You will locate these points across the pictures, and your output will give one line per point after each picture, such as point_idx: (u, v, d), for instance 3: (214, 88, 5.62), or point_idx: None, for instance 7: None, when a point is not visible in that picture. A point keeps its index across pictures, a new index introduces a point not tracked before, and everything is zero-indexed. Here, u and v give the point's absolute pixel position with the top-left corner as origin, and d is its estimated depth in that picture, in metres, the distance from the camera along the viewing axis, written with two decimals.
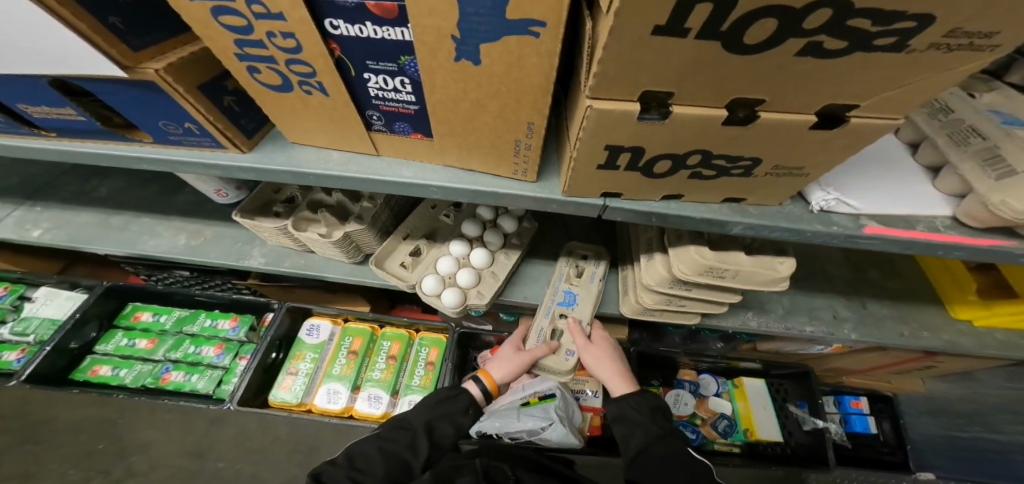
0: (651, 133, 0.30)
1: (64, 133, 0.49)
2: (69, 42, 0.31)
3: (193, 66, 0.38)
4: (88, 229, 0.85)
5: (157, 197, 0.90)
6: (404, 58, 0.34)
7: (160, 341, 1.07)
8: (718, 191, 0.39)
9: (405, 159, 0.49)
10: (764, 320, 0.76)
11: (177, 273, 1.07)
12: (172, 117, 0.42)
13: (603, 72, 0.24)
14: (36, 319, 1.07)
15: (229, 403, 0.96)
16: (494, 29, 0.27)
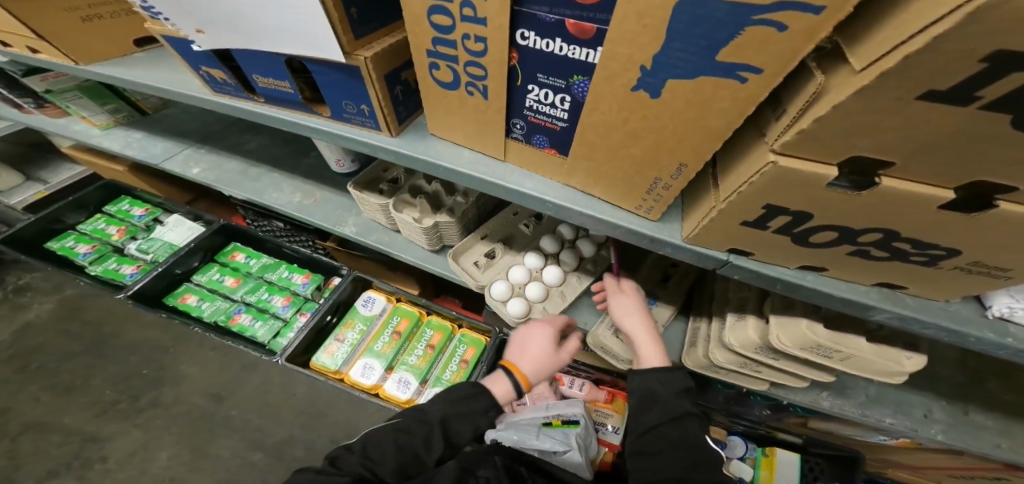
0: (832, 198, 0.29)
1: (268, 100, 0.61)
2: (311, 25, 0.40)
3: (388, 56, 0.47)
4: (232, 174, 1.01)
5: (287, 156, 1.04)
6: (575, 78, 0.37)
7: (242, 282, 1.22)
8: (870, 273, 0.38)
9: (528, 171, 0.52)
10: (838, 403, 0.70)
11: (275, 224, 1.21)
12: (353, 98, 0.51)
13: (815, 129, 0.23)
14: (159, 241, 1.29)
15: (279, 355, 1.01)
16: (692, 69, 0.27)
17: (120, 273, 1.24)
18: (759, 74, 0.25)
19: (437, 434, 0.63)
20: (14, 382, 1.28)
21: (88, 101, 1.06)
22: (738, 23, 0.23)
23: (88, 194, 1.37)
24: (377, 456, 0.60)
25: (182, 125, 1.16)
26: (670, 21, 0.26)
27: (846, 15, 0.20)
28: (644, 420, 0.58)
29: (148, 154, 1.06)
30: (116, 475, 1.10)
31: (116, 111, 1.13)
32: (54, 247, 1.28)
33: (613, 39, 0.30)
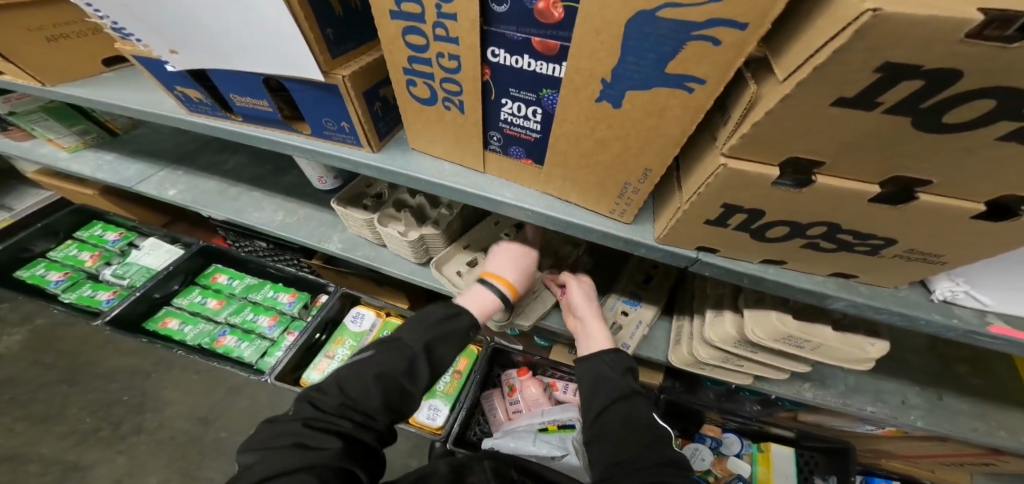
0: (779, 195, 0.31)
1: (247, 118, 0.62)
2: (292, 48, 0.42)
3: (364, 73, 0.49)
4: (209, 194, 1.01)
5: (269, 174, 1.05)
6: (544, 91, 0.39)
7: (225, 303, 1.21)
8: (825, 264, 0.41)
9: (507, 181, 0.54)
10: (821, 393, 0.73)
11: (258, 242, 1.21)
12: (333, 116, 0.53)
13: (753, 133, 0.26)
14: (135, 265, 1.28)
15: (269, 375, 1.01)
16: (646, 81, 0.30)
17: (95, 300, 1.22)
18: (702, 84, 0.27)
19: (422, 360, 0.56)
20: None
21: (53, 122, 1.06)
22: (678, 40, 0.26)
23: (59, 220, 1.36)
24: (360, 396, 0.52)
25: (155, 147, 1.15)
26: (622, 38, 0.28)
27: (766, 30, 0.23)
28: (597, 402, 0.58)
29: (120, 178, 1.05)
30: None
31: (85, 132, 1.12)
32: (24, 275, 1.27)
33: (575, 55, 0.32)
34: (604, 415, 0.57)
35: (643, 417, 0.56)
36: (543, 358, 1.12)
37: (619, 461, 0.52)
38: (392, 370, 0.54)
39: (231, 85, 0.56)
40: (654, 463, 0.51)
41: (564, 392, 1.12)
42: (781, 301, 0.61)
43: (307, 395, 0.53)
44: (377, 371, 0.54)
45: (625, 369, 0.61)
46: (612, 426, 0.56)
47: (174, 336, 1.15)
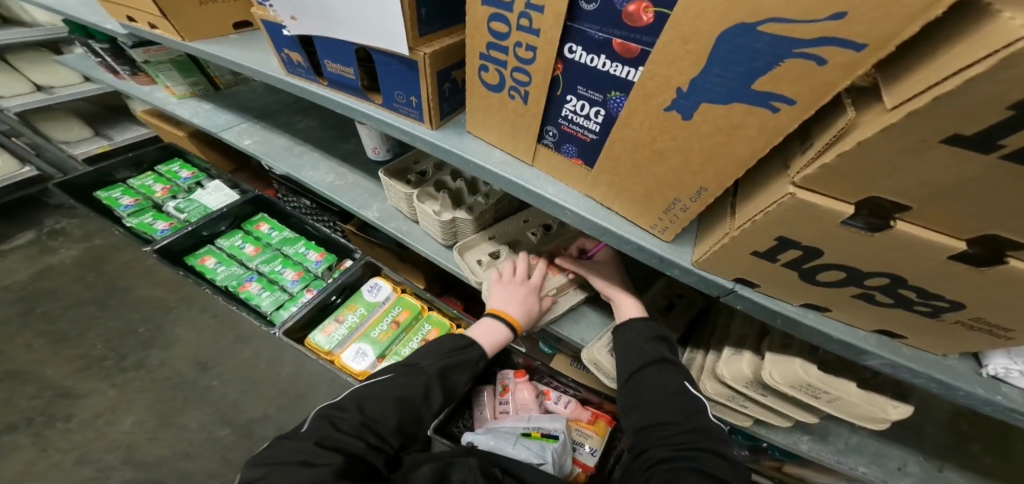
0: (847, 236, 0.30)
1: (332, 84, 0.71)
2: (391, 23, 0.50)
3: (442, 54, 0.55)
4: (277, 149, 1.14)
5: (331, 139, 1.18)
6: (612, 93, 0.40)
7: (260, 251, 1.31)
8: (870, 319, 0.41)
9: (552, 178, 0.56)
10: (817, 447, 0.71)
11: (304, 201, 1.35)
12: (405, 89, 0.60)
13: (836, 162, 0.25)
14: (196, 203, 1.44)
15: (278, 328, 1.07)
16: (725, 94, 0.28)
17: (153, 227, 1.38)
18: (791, 104, 0.25)
19: (437, 387, 0.68)
20: (19, 320, 1.49)
21: (175, 73, 1.26)
22: (773, 56, 0.24)
23: (148, 153, 1.57)
24: (379, 418, 0.61)
25: (246, 103, 1.33)
26: (712, 50, 0.27)
27: (887, 54, 0.20)
28: (627, 366, 0.69)
29: (211, 124, 1.22)
30: (74, 434, 1.25)
31: (195, 84, 1.33)
32: (101, 196, 1.45)
33: (655, 61, 0.32)
34: (635, 379, 0.67)
35: (671, 382, 0.66)
36: (542, 365, 1.19)
37: (646, 420, 0.65)
38: (410, 396, 0.65)
39: (329, 53, 0.66)
40: (680, 430, 0.62)
41: (555, 403, 1.18)
42: (808, 351, 0.61)
43: (326, 413, 0.61)
44: (397, 397, 0.64)
45: (655, 337, 0.69)
46: (643, 387, 0.67)
47: (209, 273, 1.25)
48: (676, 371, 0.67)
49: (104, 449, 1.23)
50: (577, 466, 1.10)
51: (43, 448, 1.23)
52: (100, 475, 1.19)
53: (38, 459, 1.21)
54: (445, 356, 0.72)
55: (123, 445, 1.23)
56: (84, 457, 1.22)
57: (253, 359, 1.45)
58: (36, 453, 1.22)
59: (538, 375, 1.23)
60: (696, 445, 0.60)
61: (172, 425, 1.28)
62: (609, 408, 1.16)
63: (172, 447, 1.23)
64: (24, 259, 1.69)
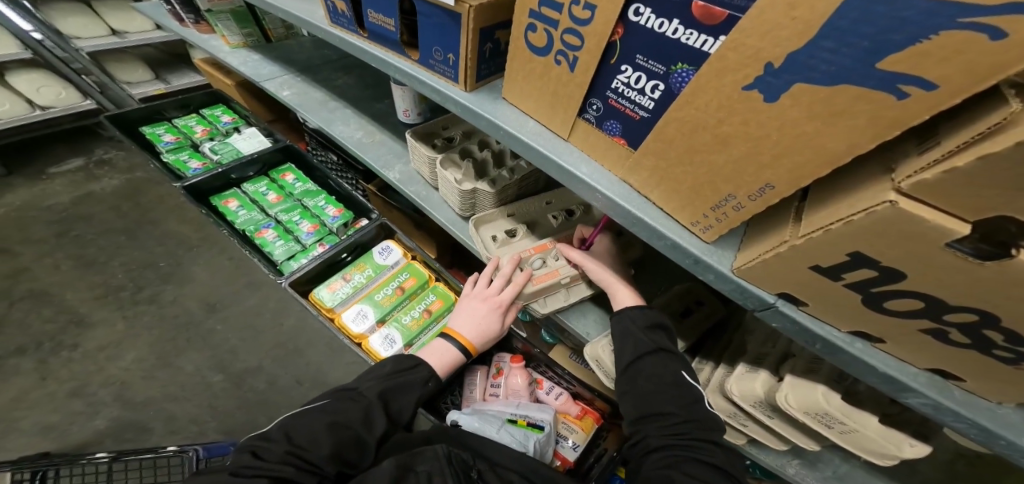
0: (946, 263, 0.26)
1: (372, 36, 0.67)
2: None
3: (488, 10, 0.51)
4: (311, 101, 1.14)
5: (366, 98, 1.18)
6: (678, 66, 0.35)
7: (282, 200, 1.30)
8: (926, 354, 0.37)
9: (588, 158, 0.52)
10: (803, 472, 0.69)
11: (331, 155, 1.38)
12: (444, 46, 0.56)
13: (970, 168, 0.20)
14: (229, 146, 1.42)
15: (284, 278, 1.06)
16: (836, 72, 0.24)
17: (187, 165, 1.36)
18: (929, 90, 0.20)
19: (378, 410, 0.67)
20: (54, 241, 1.64)
21: (233, 24, 1.26)
22: (917, 28, 0.19)
23: (197, 96, 1.55)
24: (309, 445, 0.59)
25: (292, 57, 1.33)
26: (831, 17, 0.22)
27: None
28: (624, 357, 0.65)
29: (256, 73, 1.22)
30: (75, 364, 1.36)
31: (249, 35, 1.33)
32: (145, 131, 1.44)
33: (743, 28, 0.27)
34: (633, 368, 0.64)
35: (669, 372, 0.62)
36: (540, 353, 1.17)
37: (643, 412, 0.62)
38: (346, 420, 0.63)
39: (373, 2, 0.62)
40: (682, 421, 0.59)
41: (546, 393, 1.15)
42: (835, 379, 0.57)
43: (251, 444, 0.59)
44: (331, 421, 0.62)
45: (652, 325, 0.66)
46: (641, 377, 0.63)
47: (229, 215, 1.24)
48: (673, 360, 0.64)
49: (99, 383, 1.32)
50: (557, 458, 1.06)
51: (43, 377, 1.33)
52: (90, 409, 1.28)
53: (36, 387, 1.31)
54: (389, 378, 0.72)
55: (117, 381, 1.33)
56: (78, 389, 1.31)
57: (258, 308, 1.53)
58: (37, 380, 1.32)
59: (534, 363, 1.21)
60: (696, 437, 0.58)
61: (169, 366, 1.37)
62: (599, 405, 1.14)
63: (163, 389, 1.32)
64: (70, 184, 1.84)
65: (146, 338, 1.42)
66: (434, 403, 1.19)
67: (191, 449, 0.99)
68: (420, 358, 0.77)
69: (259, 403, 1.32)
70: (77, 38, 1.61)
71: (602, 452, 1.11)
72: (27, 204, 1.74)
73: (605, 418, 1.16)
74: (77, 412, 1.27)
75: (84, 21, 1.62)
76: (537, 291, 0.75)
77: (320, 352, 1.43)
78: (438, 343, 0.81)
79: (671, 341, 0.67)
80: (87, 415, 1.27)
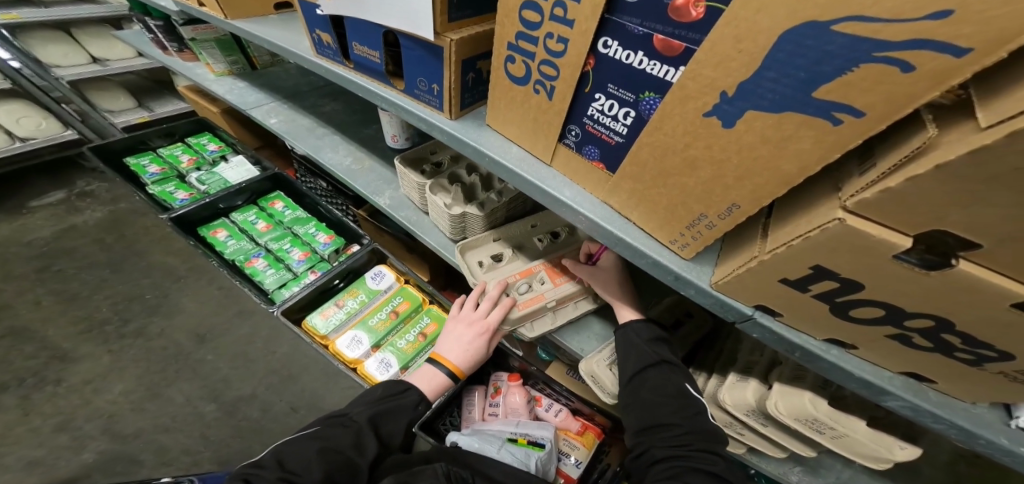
0: (897, 272, 0.28)
1: (358, 68, 0.70)
2: (419, 6, 0.49)
3: (469, 43, 0.53)
4: (300, 129, 1.17)
5: (354, 124, 1.21)
6: (646, 94, 0.38)
7: (271, 228, 1.32)
8: (898, 357, 0.39)
9: (570, 180, 0.54)
10: (808, 479, 0.70)
11: (321, 182, 1.41)
12: (428, 77, 0.59)
13: (906, 187, 0.22)
14: (217, 177, 1.44)
15: (276, 307, 1.07)
16: (782, 101, 0.26)
17: (173, 196, 1.37)
18: (859, 116, 0.22)
19: (369, 433, 0.67)
20: (35, 277, 1.63)
21: (218, 52, 1.31)
22: (845, 61, 0.21)
23: (183, 125, 1.59)
24: (301, 470, 0.58)
25: (276, 83, 1.37)
26: (772, 50, 0.24)
27: (995, 64, 0.17)
28: (627, 368, 0.66)
29: (241, 101, 1.25)
30: (59, 399, 1.33)
31: (234, 63, 1.37)
32: (131, 162, 1.45)
33: (699, 61, 0.29)
34: (637, 379, 0.65)
35: (672, 384, 0.63)
36: (537, 370, 1.15)
37: (648, 423, 0.62)
38: (337, 445, 0.63)
39: (357, 35, 0.65)
40: (678, 432, 0.60)
41: (546, 410, 1.16)
42: (821, 385, 0.58)
43: (243, 472, 0.58)
44: (323, 446, 0.62)
45: (657, 339, 0.68)
46: (645, 388, 0.64)
47: (219, 245, 1.25)
48: (676, 372, 0.65)
49: (86, 418, 1.30)
50: (560, 476, 1.05)
51: (26, 412, 1.30)
52: (76, 443, 1.25)
53: (19, 423, 1.28)
54: (379, 403, 0.73)
55: (104, 414, 1.31)
56: (64, 424, 1.29)
57: (250, 336, 1.52)
58: (20, 416, 1.29)
59: (531, 381, 1.20)
60: (696, 449, 0.58)
61: (158, 397, 1.34)
62: (599, 420, 1.13)
63: (154, 419, 1.29)
64: (52, 217, 1.85)
65: (134, 369, 1.40)
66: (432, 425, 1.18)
67: (186, 480, 0.96)
68: (407, 383, 0.78)
69: (253, 431, 1.30)
70: (57, 67, 1.64)
71: (605, 467, 1.11)
72: (9, 239, 1.73)
73: (606, 433, 1.15)
74: (63, 447, 1.24)
75: (66, 49, 1.65)
76: (523, 315, 0.77)
77: (313, 378, 1.41)
78: (425, 368, 0.82)
79: (674, 355, 0.68)
80: (74, 450, 1.24)
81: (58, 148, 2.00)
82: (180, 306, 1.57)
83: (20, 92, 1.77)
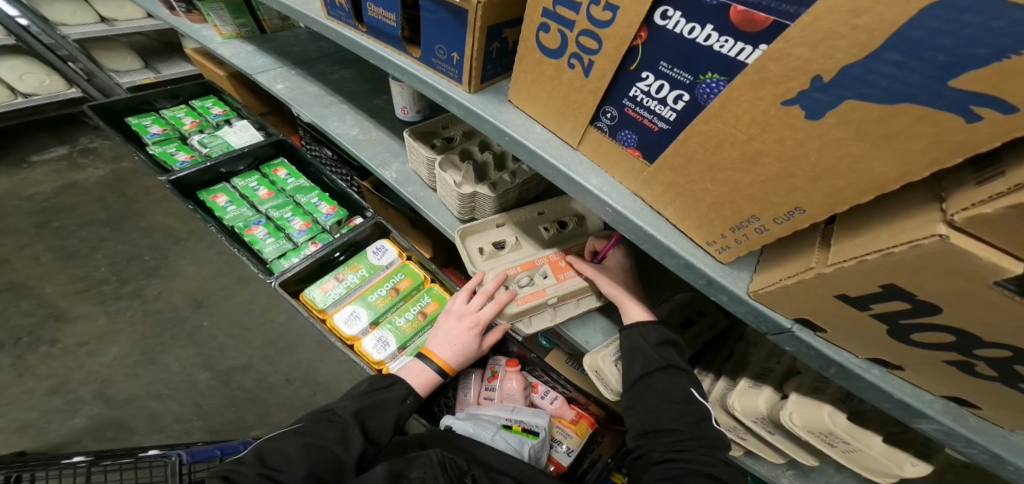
0: (991, 298, 0.25)
1: (371, 32, 0.64)
2: None
3: (496, 9, 0.48)
4: (306, 96, 1.10)
5: (363, 93, 1.14)
6: (707, 76, 0.33)
7: (273, 196, 1.27)
8: (949, 385, 0.36)
9: (597, 167, 0.50)
10: None
11: (325, 151, 1.35)
12: (448, 44, 0.53)
13: None
14: (219, 139, 1.37)
15: (275, 278, 1.03)
16: (899, 90, 0.22)
17: (173, 158, 1.31)
18: (1009, 113, 0.18)
19: (354, 429, 0.65)
20: (33, 232, 1.57)
21: (226, 13, 1.21)
22: (1007, 42, 0.17)
23: (186, 87, 1.51)
24: (281, 466, 0.57)
25: (286, 48, 1.29)
26: (903, 26, 0.20)
27: None
28: (632, 371, 0.63)
29: (247, 64, 1.17)
30: (54, 360, 1.31)
31: (242, 26, 1.27)
32: (132, 122, 1.39)
33: (790, 38, 0.25)
34: (640, 385, 0.62)
35: (678, 389, 0.60)
36: (536, 357, 1.13)
37: (650, 427, 0.60)
38: (321, 441, 0.62)
39: None
40: (683, 438, 0.58)
41: (541, 397, 1.14)
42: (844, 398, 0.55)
43: (224, 469, 0.56)
44: (306, 441, 0.61)
45: (665, 342, 0.64)
46: (648, 393, 0.61)
47: (217, 210, 1.20)
48: (684, 376, 0.62)
49: (80, 381, 1.28)
50: (551, 463, 1.04)
51: (21, 372, 1.28)
52: (69, 407, 1.23)
53: (14, 383, 1.26)
54: (367, 397, 0.71)
55: (98, 378, 1.29)
56: (58, 387, 1.27)
57: (247, 304, 1.48)
58: (15, 376, 1.27)
59: (529, 367, 1.18)
60: (702, 455, 0.56)
61: (153, 363, 1.32)
62: (595, 410, 1.12)
63: (148, 385, 1.27)
64: (51, 173, 1.78)
65: (131, 333, 1.38)
66: (428, 407, 1.19)
67: (174, 454, 0.93)
68: (395, 376, 0.76)
69: (247, 402, 1.28)
70: (63, 25, 1.54)
71: (597, 458, 1.09)
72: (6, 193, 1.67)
73: (600, 423, 1.14)
74: (56, 410, 1.23)
75: (73, 8, 1.55)
76: (520, 311, 0.74)
77: (312, 350, 1.39)
78: (415, 362, 0.80)
79: (683, 358, 0.65)
80: (66, 414, 1.22)
81: (59, 105, 1.91)
82: (179, 272, 1.52)
83: (22, 49, 1.69)
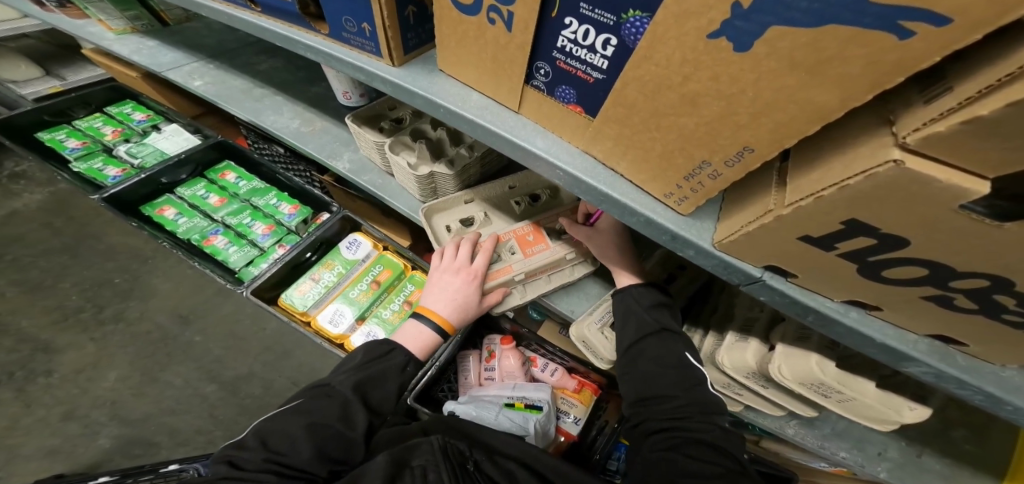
0: (955, 225, 0.23)
1: (266, 10, 0.58)
2: None
3: None
4: (234, 91, 1.02)
5: (299, 82, 1.06)
6: (630, 14, 0.29)
7: (226, 202, 1.21)
8: (927, 321, 0.35)
9: (543, 129, 0.46)
10: (802, 431, 0.67)
11: (275, 148, 1.26)
12: (355, 14, 0.47)
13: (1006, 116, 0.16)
14: (150, 147, 1.29)
15: (246, 287, 1.00)
16: (822, 9, 0.19)
17: (103, 173, 1.22)
18: (941, 26, 0.16)
19: (356, 404, 0.63)
20: None
21: (110, 6, 1.07)
22: None
23: (95, 92, 1.40)
24: (287, 448, 0.57)
25: (199, 40, 1.18)
26: None
27: None
28: (626, 336, 0.63)
29: (153, 61, 1.08)
30: (55, 389, 1.31)
31: (135, 18, 1.14)
32: (44, 137, 1.29)
33: None
34: (634, 349, 0.62)
35: (672, 354, 0.61)
36: (529, 332, 1.16)
37: (644, 395, 0.61)
38: (323, 418, 0.60)
39: None
40: (677, 404, 0.58)
41: (541, 371, 1.16)
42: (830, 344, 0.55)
43: (226, 454, 0.57)
44: (308, 421, 0.60)
45: (654, 304, 0.64)
46: (643, 360, 0.62)
47: (167, 226, 1.15)
48: (676, 340, 0.62)
49: (90, 405, 1.29)
50: (560, 434, 1.08)
51: (27, 404, 1.29)
52: (88, 430, 1.25)
53: (24, 414, 1.28)
54: (362, 370, 0.67)
55: (107, 401, 1.29)
56: (71, 412, 1.28)
57: (235, 315, 1.44)
58: (23, 407, 1.28)
59: (525, 343, 1.20)
60: (697, 421, 0.56)
61: (156, 382, 1.32)
62: (596, 378, 1.14)
63: (159, 403, 1.28)
64: None
65: (123, 355, 1.36)
66: (429, 393, 1.16)
67: (191, 467, 0.95)
68: (393, 342, 0.73)
69: (258, 408, 1.28)
70: None
71: (604, 424, 1.14)
72: None
73: (602, 390, 1.17)
74: (78, 434, 1.24)
75: None
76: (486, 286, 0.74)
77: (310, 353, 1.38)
78: (413, 322, 0.75)
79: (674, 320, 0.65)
80: (89, 437, 1.24)
81: None
82: (152, 288, 1.49)
83: None
